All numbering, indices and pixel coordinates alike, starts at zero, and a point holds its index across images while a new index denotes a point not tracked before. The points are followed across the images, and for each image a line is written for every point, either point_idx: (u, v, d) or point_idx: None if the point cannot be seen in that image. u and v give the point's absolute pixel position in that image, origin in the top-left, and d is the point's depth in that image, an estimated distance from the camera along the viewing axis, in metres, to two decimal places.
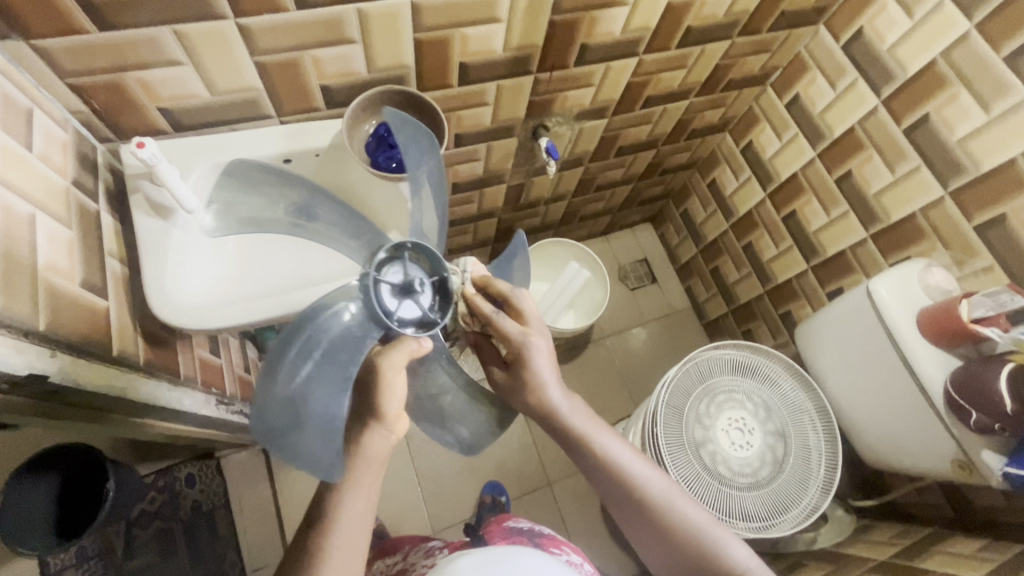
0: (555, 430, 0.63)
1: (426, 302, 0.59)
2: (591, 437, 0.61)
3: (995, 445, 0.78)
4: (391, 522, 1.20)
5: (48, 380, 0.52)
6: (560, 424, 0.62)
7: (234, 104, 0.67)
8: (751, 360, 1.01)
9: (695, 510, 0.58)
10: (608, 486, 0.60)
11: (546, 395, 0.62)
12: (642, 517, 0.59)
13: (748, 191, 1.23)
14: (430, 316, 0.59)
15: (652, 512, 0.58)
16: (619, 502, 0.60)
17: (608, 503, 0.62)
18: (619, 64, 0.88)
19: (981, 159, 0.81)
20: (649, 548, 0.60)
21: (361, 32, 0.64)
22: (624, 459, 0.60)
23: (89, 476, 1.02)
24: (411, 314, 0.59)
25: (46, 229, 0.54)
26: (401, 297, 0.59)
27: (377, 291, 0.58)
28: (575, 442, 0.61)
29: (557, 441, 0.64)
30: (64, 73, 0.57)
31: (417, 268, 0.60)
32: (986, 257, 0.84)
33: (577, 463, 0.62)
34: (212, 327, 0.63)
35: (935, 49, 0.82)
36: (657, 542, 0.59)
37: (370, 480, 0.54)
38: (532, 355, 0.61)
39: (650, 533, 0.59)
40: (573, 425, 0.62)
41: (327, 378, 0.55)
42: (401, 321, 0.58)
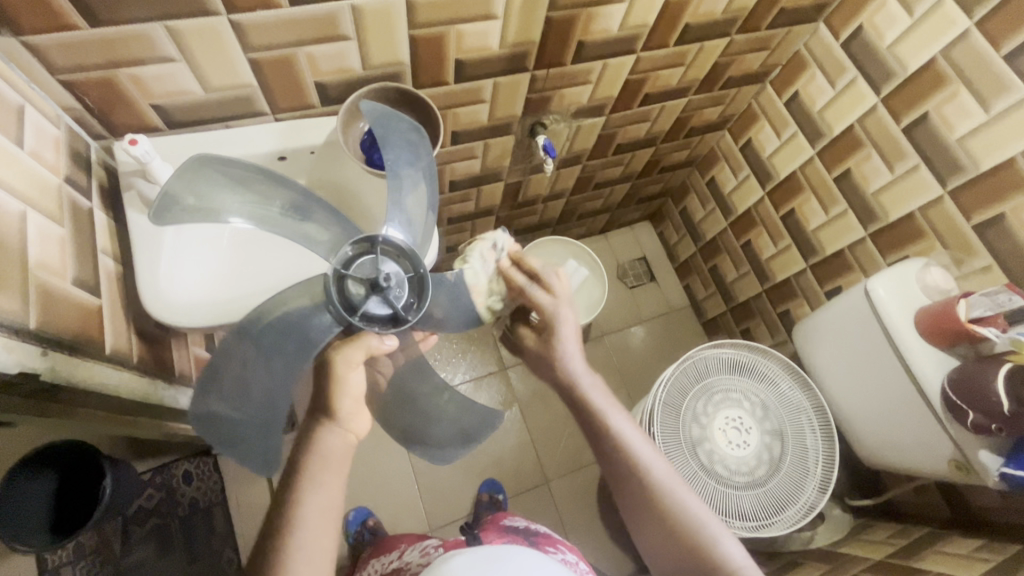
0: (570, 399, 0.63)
1: (396, 300, 0.58)
2: (603, 412, 0.61)
3: (993, 446, 0.78)
4: (388, 519, 1.20)
5: (40, 378, 0.51)
6: (576, 394, 0.62)
7: (228, 101, 0.67)
8: (749, 359, 1.01)
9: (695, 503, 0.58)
10: (613, 467, 0.60)
11: (566, 365, 0.62)
12: (641, 502, 0.59)
13: (747, 189, 1.23)
14: (399, 314, 0.58)
15: (652, 499, 0.58)
16: (621, 485, 0.60)
17: (609, 483, 0.61)
18: (617, 61, 0.88)
19: (980, 159, 0.80)
20: (643, 534, 0.60)
21: (356, 29, 0.63)
22: (634, 442, 0.60)
23: (87, 473, 1.02)
24: (381, 312, 0.58)
25: (37, 226, 0.54)
26: (370, 294, 0.58)
27: (347, 286, 0.59)
28: (589, 417, 0.61)
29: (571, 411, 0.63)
30: (56, 70, 0.56)
31: (393, 264, 0.60)
32: (985, 256, 0.84)
33: (586, 436, 0.62)
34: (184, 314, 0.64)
35: (935, 47, 0.81)
36: (652, 529, 0.58)
37: (333, 476, 0.52)
38: (562, 328, 0.61)
39: (646, 519, 0.59)
40: (589, 398, 0.61)
41: (263, 376, 0.59)
42: (368, 318, 0.58)
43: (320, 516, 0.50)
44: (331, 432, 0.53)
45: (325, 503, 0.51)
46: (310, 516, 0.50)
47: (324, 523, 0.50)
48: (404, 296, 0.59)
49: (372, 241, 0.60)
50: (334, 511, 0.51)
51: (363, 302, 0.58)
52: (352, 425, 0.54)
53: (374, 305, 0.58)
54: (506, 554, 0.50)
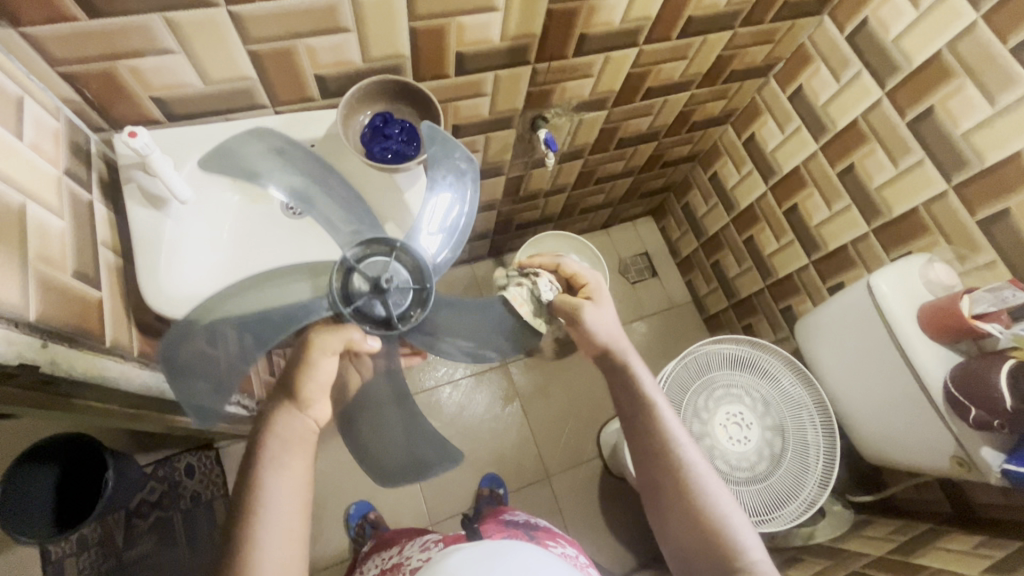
0: (612, 366, 0.63)
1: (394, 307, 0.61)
2: (646, 389, 0.61)
3: (996, 444, 0.78)
4: (390, 513, 1.21)
5: (40, 371, 0.52)
6: (619, 362, 0.63)
7: (227, 94, 0.66)
8: (750, 355, 1.00)
9: (720, 489, 0.57)
10: (643, 440, 0.60)
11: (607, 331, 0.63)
12: (664, 481, 0.57)
13: (750, 184, 1.22)
14: (391, 322, 0.61)
15: (677, 479, 0.57)
16: (647, 462, 0.59)
17: (635, 459, 0.61)
18: (619, 55, 0.87)
19: (985, 153, 0.80)
20: (660, 516, 0.58)
21: (356, 21, 0.63)
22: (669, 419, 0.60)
23: (89, 466, 1.03)
24: (377, 312, 0.60)
25: (36, 218, 0.54)
26: (373, 296, 0.59)
27: (352, 278, 0.60)
28: (628, 386, 0.62)
29: (609, 380, 0.64)
30: (55, 61, 0.56)
31: (403, 270, 0.62)
32: (989, 252, 0.83)
33: (621, 407, 0.63)
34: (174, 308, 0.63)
35: (940, 41, 0.80)
36: (672, 512, 0.57)
37: (295, 456, 0.52)
38: (602, 292, 0.66)
39: (667, 499, 0.57)
40: (632, 368, 0.62)
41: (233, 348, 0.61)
42: (361, 316, 0.60)
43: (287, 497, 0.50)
44: (289, 413, 0.54)
45: (290, 483, 0.50)
46: (277, 497, 0.49)
47: (294, 501, 0.50)
48: (403, 305, 0.62)
49: (392, 245, 0.61)
50: (300, 493, 0.51)
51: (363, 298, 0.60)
52: (311, 409, 0.55)
53: (373, 307, 0.60)
54: (505, 549, 0.50)
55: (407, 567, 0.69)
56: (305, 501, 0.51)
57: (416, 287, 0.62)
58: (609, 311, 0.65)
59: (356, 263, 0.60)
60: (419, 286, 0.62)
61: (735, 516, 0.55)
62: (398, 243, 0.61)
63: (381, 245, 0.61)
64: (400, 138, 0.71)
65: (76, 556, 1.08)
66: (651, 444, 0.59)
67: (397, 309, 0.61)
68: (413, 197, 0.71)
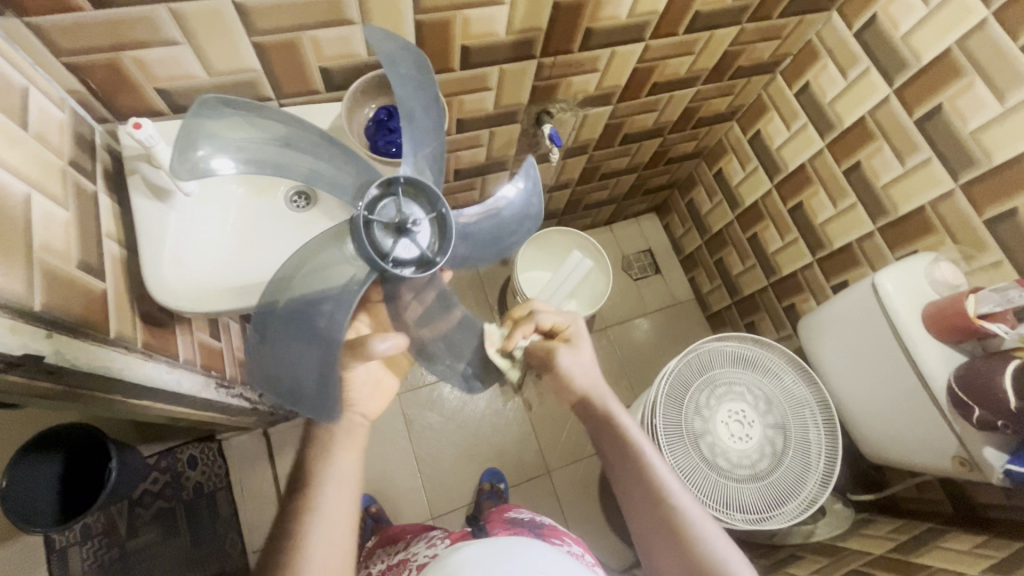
0: (596, 416, 0.66)
1: (397, 251, 0.58)
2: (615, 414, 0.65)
3: (998, 443, 0.77)
4: (391, 508, 1.21)
5: (44, 360, 0.52)
6: (603, 412, 0.65)
7: (232, 86, 0.66)
8: (753, 353, 1.00)
9: (716, 534, 0.58)
10: (632, 489, 0.61)
11: (586, 378, 0.66)
12: (658, 529, 0.59)
13: (755, 181, 1.21)
14: (383, 261, 0.58)
15: (671, 526, 0.58)
16: (639, 511, 0.61)
17: (625, 507, 0.63)
18: (625, 49, 0.86)
19: (993, 152, 0.79)
20: (656, 564, 0.59)
21: (361, 13, 0.63)
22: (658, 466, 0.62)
23: (93, 456, 1.03)
24: (379, 242, 0.58)
25: (41, 209, 0.54)
26: (391, 231, 0.58)
27: (384, 201, 0.59)
28: (611, 435, 0.64)
29: (594, 430, 0.66)
30: (59, 52, 0.56)
31: (427, 235, 0.60)
32: (995, 252, 0.83)
33: (606, 456, 0.65)
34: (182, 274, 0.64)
35: (951, 37, 0.79)
36: (667, 560, 0.58)
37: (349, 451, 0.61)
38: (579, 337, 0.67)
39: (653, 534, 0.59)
40: (615, 417, 0.65)
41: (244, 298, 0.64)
42: (366, 239, 0.57)
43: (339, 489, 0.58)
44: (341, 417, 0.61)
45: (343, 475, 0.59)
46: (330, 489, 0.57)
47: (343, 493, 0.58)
48: (404, 256, 0.59)
49: (435, 206, 0.60)
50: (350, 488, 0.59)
51: (380, 225, 0.58)
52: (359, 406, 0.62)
53: (380, 240, 0.58)
54: (512, 549, 0.49)
55: (412, 563, 0.70)
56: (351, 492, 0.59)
57: (422, 255, 0.60)
58: (586, 355, 0.67)
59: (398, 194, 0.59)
60: (427, 258, 0.60)
61: (733, 562, 0.56)
62: (443, 208, 0.60)
63: (425, 197, 0.60)
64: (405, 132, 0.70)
65: (80, 545, 1.09)
66: (642, 492, 0.61)
67: (398, 258, 0.58)
68: None
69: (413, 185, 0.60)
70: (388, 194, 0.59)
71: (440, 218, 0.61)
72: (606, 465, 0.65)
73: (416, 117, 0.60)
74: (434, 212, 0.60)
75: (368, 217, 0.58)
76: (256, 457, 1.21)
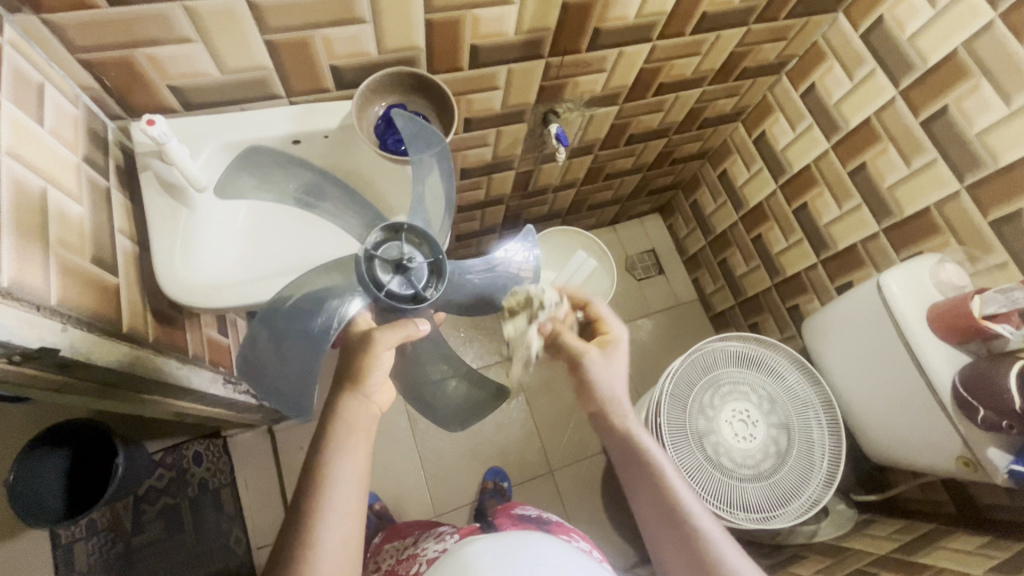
0: (615, 435, 0.66)
1: (392, 288, 0.61)
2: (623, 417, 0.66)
3: (1002, 444, 0.78)
4: (395, 505, 1.22)
5: (60, 353, 0.52)
6: (622, 432, 0.66)
7: (243, 83, 0.67)
8: (758, 353, 1.01)
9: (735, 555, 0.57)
10: (650, 506, 0.62)
11: (610, 392, 0.67)
12: (676, 548, 0.59)
13: (760, 182, 1.22)
14: (375, 291, 0.60)
15: (689, 546, 0.58)
16: (648, 517, 0.62)
17: (644, 527, 0.63)
18: (632, 50, 0.87)
19: (999, 153, 0.79)
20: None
21: (372, 12, 0.63)
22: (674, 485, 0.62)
23: (99, 451, 1.04)
24: (376, 279, 0.61)
25: (56, 203, 0.54)
26: (390, 270, 0.61)
27: (388, 242, 0.62)
28: (630, 454, 0.64)
29: (613, 448, 0.67)
30: (74, 48, 0.57)
31: (425, 276, 0.62)
32: (1001, 253, 0.83)
33: (625, 474, 0.65)
34: (198, 267, 0.65)
35: (957, 39, 0.80)
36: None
37: (358, 444, 0.54)
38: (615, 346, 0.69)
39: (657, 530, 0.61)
40: (635, 436, 0.65)
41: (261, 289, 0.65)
42: (364, 272, 0.60)
43: (347, 483, 0.52)
44: (354, 397, 0.56)
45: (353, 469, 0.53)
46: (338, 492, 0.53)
47: (351, 487, 0.52)
48: (397, 294, 0.61)
49: (436, 253, 0.63)
50: (361, 483, 0.53)
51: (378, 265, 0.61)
52: (373, 396, 0.57)
53: (377, 274, 0.61)
54: (516, 546, 0.50)
55: (419, 559, 0.70)
56: (363, 487, 0.53)
57: (416, 293, 0.61)
58: (617, 365, 0.68)
59: (400, 238, 0.62)
60: (420, 295, 0.62)
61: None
62: (443, 256, 0.63)
63: (426, 242, 0.63)
64: None
65: (85, 540, 1.09)
66: (659, 511, 0.61)
67: (390, 292, 0.60)
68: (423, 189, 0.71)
69: (417, 234, 0.63)
70: (393, 238, 0.63)
71: (439, 264, 0.63)
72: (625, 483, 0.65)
73: (418, 146, 0.66)
74: (434, 258, 0.63)
75: (370, 254, 0.61)
76: (261, 453, 1.21)
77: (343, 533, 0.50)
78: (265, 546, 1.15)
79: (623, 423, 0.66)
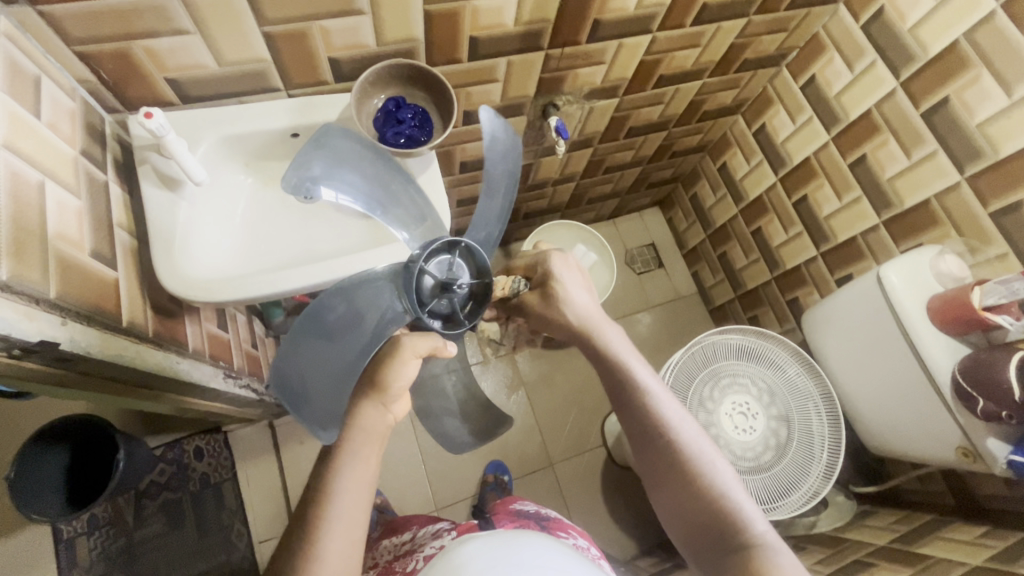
0: (607, 370, 0.62)
1: (438, 306, 0.59)
2: (632, 369, 0.61)
3: (1002, 435, 0.78)
4: (396, 499, 1.22)
5: (60, 348, 0.52)
6: (610, 361, 0.62)
7: (241, 76, 0.66)
8: (758, 346, 1.01)
9: (752, 507, 0.53)
10: (649, 442, 0.58)
11: (586, 317, 0.63)
12: (680, 488, 0.55)
13: (760, 175, 1.21)
14: (419, 308, 0.58)
15: (695, 486, 0.55)
16: (664, 479, 0.57)
17: (643, 467, 0.59)
18: (632, 41, 0.86)
19: (1000, 145, 0.79)
20: (680, 527, 0.56)
21: (371, 4, 0.63)
22: (677, 422, 0.58)
23: (100, 447, 1.04)
24: (424, 293, 0.58)
25: (54, 196, 0.54)
26: (438, 292, 0.58)
27: (440, 256, 0.59)
28: (622, 384, 0.60)
29: (607, 385, 0.62)
30: (71, 40, 0.56)
31: (466, 298, 0.60)
32: (1000, 244, 0.83)
33: (622, 413, 0.61)
34: (185, 262, 0.63)
35: (958, 29, 0.79)
36: (692, 525, 0.54)
37: (369, 452, 0.56)
38: (558, 273, 0.64)
39: (672, 491, 0.56)
40: (628, 369, 0.61)
41: (260, 286, 0.63)
42: (413, 286, 0.58)
43: (354, 496, 0.53)
44: (375, 406, 0.57)
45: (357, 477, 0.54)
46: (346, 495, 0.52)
47: (359, 499, 0.53)
48: (439, 313, 0.59)
49: (481, 274, 0.60)
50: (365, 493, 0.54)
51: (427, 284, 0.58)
52: (391, 406, 0.59)
53: (423, 290, 0.58)
54: (506, 551, 0.43)
55: (420, 553, 0.70)
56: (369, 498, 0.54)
57: (453, 314, 0.60)
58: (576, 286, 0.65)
59: (454, 257, 0.60)
60: (455, 317, 0.60)
61: (772, 537, 0.51)
62: (491, 280, 0.60)
63: (475, 264, 0.61)
64: (412, 123, 0.71)
65: (86, 536, 1.09)
66: (659, 449, 0.57)
67: (429, 313, 0.59)
68: (425, 181, 0.71)
69: (469, 253, 0.61)
70: (446, 251, 0.60)
71: (484, 288, 0.61)
72: (619, 418, 0.61)
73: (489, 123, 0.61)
74: (481, 278, 0.60)
75: (420, 265, 0.58)
76: (262, 448, 1.21)
77: (350, 541, 0.51)
78: (266, 541, 1.15)
79: (613, 352, 0.62)
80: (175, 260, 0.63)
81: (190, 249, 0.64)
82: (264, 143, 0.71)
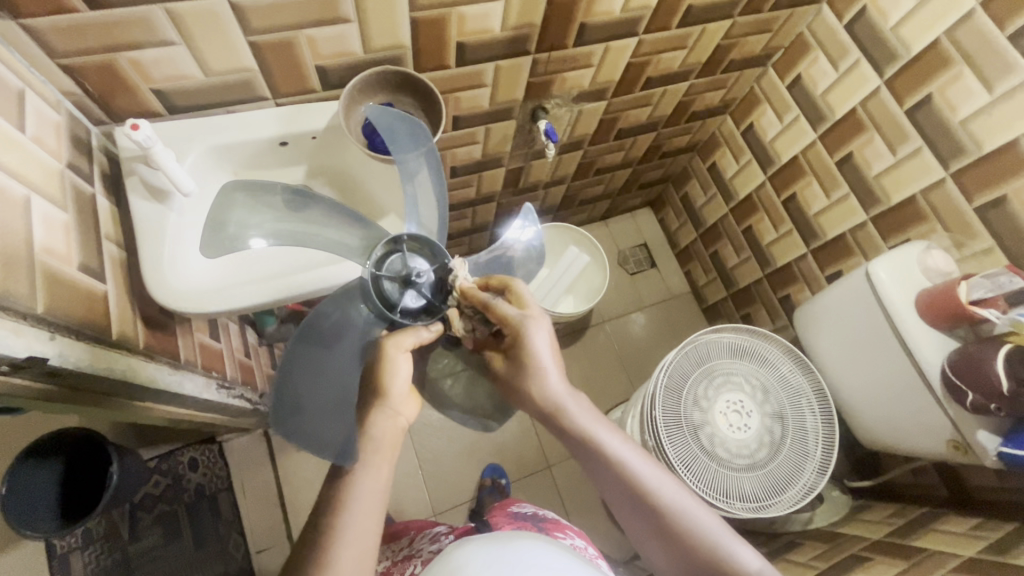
0: (568, 436, 0.62)
1: (412, 299, 0.61)
2: (592, 431, 0.61)
3: (991, 426, 0.79)
4: (394, 506, 1.22)
5: (49, 363, 0.52)
6: (572, 428, 0.62)
7: (228, 86, 0.66)
8: (749, 344, 1.01)
9: (734, 540, 0.56)
10: (633, 509, 0.59)
11: (550, 381, 0.63)
12: (665, 538, 0.57)
13: (748, 174, 1.22)
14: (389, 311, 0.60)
15: (674, 529, 0.57)
16: (644, 527, 0.59)
17: (623, 517, 0.61)
18: (619, 44, 0.87)
19: (983, 140, 0.80)
20: (668, 568, 0.59)
21: (357, 12, 0.63)
22: (647, 473, 0.59)
23: (93, 460, 1.03)
24: (393, 298, 0.60)
25: (41, 211, 0.54)
26: (403, 289, 0.60)
27: (390, 257, 0.61)
28: (590, 451, 0.61)
29: (571, 449, 0.63)
30: (55, 53, 0.56)
31: (434, 286, 0.62)
32: (986, 239, 0.84)
33: (594, 476, 0.61)
34: (174, 280, 0.63)
35: (939, 28, 0.81)
36: (684, 572, 0.57)
37: (382, 462, 0.56)
38: (531, 339, 0.63)
39: (654, 539, 0.58)
40: (590, 432, 0.61)
41: (251, 295, 0.63)
42: (376, 294, 0.60)
43: (367, 504, 0.53)
44: (381, 412, 0.58)
45: (371, 487, 0.54)
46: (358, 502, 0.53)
47: (371, 508, 0.53)
48: (414, 303, 0.61)
49: (440, 259, 0.62)
50: (378, 499, 0.54)
51: (398, 296, 0.60)
52: (401, 410, 0.59)
53: (388, 294, 0.60)
54: (501, 552, 0.42)
55: (418, 558, 0.71)
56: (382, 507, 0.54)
57: (429, 303, 0.62)
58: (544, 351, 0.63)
59: (403, 251, 0.61)
60: (433, 306, 0.62)
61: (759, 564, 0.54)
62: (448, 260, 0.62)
63: (428, 249, 0.62)
64: None
65: (80, 551, 1.08)
66: (641, 508, 0.58)
67: (403, 311, 0.61)
68: None
69: (418, 243, 0.62)
70: (394, 250, 0.61)
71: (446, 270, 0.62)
72: (592, 480, 0.62)
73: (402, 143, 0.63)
74: (440, 264, 0.62)
75: (375, 273, 0.60)
76: (258, 457, 1.21)
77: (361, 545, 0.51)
78: (264, 550, 1.15)
79: (571, 416, 0.62)
80: (164, 275, 0.63)
81: (175, 262, 0.64)
82: (252, 153, 0.71)
